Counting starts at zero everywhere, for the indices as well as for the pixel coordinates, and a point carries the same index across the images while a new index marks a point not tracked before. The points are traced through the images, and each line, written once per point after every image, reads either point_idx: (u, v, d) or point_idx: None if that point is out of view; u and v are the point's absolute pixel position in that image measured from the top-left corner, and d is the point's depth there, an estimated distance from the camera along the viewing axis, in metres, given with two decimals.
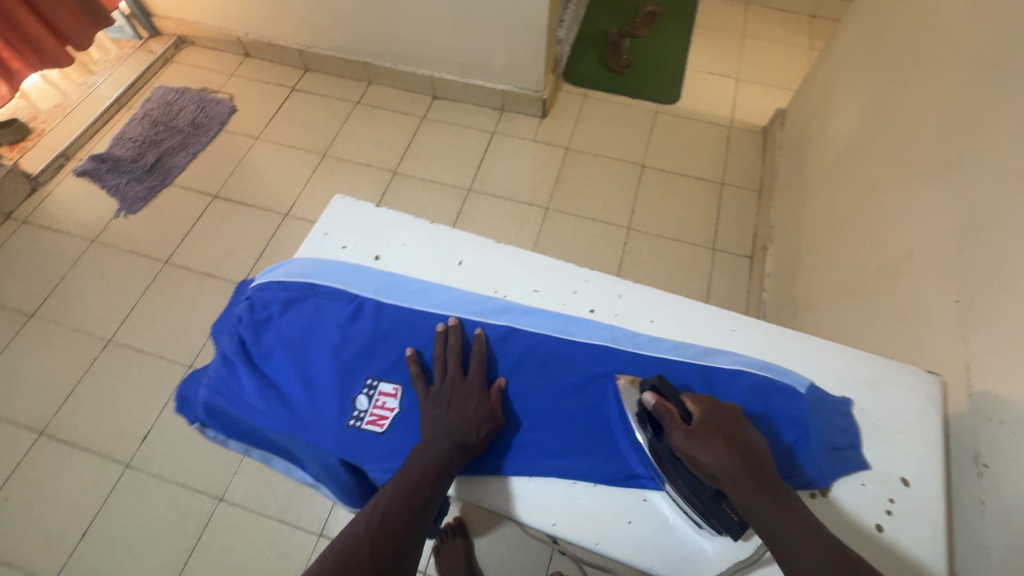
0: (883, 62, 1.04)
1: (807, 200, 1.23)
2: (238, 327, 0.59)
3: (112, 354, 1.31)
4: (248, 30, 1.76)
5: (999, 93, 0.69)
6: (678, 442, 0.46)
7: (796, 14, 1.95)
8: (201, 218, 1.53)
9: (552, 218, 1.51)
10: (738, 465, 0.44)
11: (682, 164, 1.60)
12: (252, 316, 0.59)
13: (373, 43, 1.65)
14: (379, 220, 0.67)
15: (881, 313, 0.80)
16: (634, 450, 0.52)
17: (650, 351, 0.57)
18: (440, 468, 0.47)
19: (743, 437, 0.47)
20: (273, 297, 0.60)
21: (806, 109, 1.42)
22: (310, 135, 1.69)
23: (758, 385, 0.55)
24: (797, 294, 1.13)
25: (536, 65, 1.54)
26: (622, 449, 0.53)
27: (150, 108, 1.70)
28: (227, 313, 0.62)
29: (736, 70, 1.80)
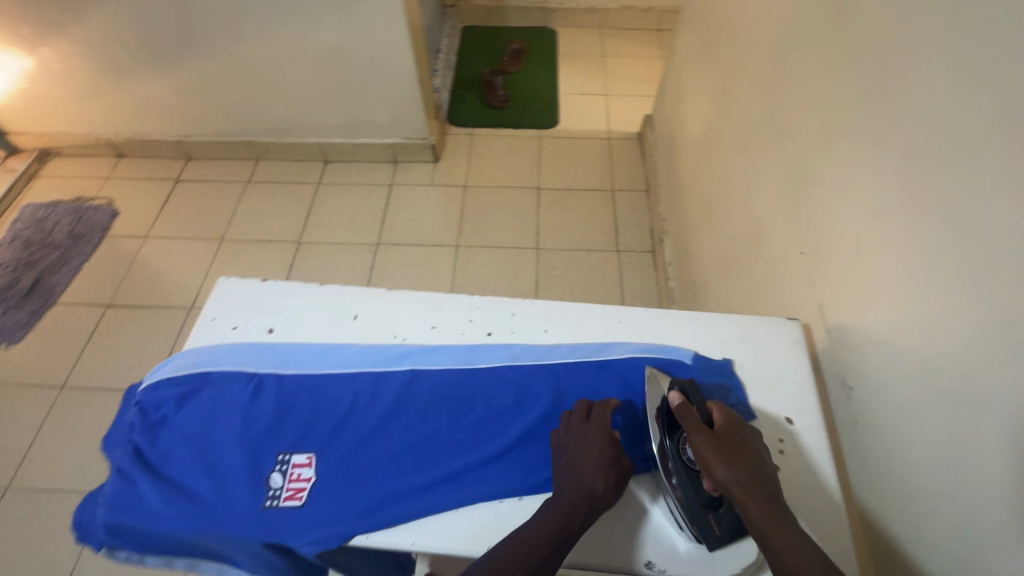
0: (712, 61, 1.18)
1: (684, 191, 1.34)
2: (132, 436, 0.56)
3: (13, 502, 1.18)
4: (117, 130, 1.71)
5: (792, 74, 0.81)
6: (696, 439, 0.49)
7: (644, 30, 2.16)
8: (96, 332, 1.43)
9: (464, 254, 1.54)
10: (749, 477, 0.47)
11: (574, 180, 1.70)
12: (145, 421, 0.57)
13: (253, 122, 1.65)
14: (267, 293, 0.67)
15: (756, 277, 0.88)
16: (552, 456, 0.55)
17: (548, 360, 0.61)
18: (557, 527, 0.47)
19: (754, 448, 0.50)
20: (165, 396, 0.58)
21: (666, 112, 1.57)
22: (204, 223, 1.64)
23: (649, 366, 0.60)
24: (695, 276, 1.23)
25: (418, 115, 1.60)
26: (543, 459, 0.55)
27: (19, 229, 1.59)
28: (117, 423, 0.59)
29: (603, 88, 1.96)
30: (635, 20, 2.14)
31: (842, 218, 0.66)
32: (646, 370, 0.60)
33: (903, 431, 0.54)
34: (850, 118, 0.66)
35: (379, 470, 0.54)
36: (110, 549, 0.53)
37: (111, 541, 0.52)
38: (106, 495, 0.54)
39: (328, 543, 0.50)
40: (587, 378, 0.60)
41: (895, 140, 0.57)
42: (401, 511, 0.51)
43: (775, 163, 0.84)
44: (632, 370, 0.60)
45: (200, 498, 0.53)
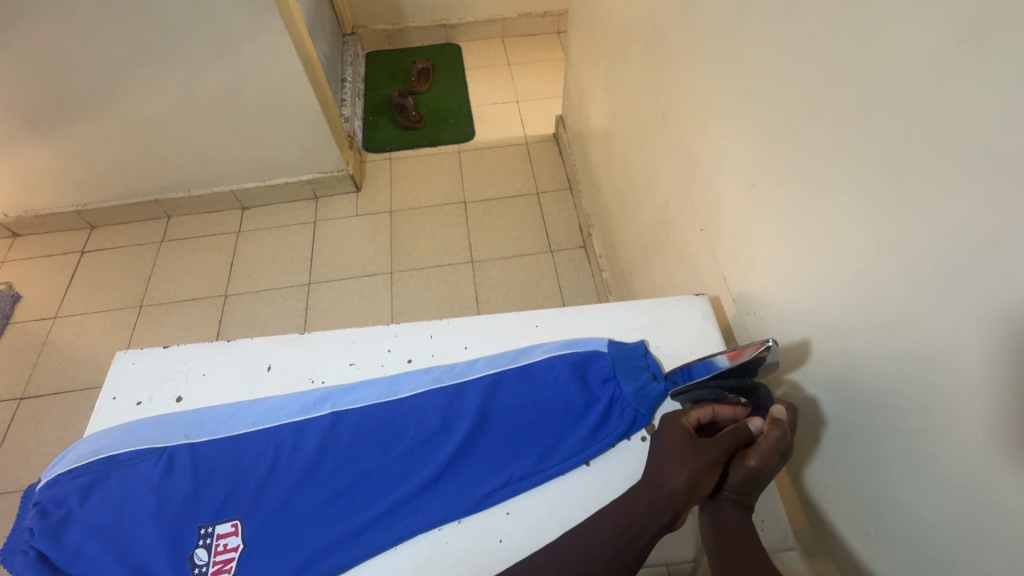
0: (602, 58, 1.22)
1: (600, 184, 1.38)
2: (32, 541, 0.52)
3: None
4: (5, 209, 1.59)
5: (664, 63, 0.85)
6: (746, 464, 0.49)
7: (544, 34, 2.22)
8: (11, 429, 1.31)
9: (399, 279, 1.52)
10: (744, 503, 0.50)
11: (499, 188, 1.72)
12: (46, 522, 0.52)
13: (155, 179, 1.57)
14: (171, 360, 0.64)
15: (670, 259, 0.92)
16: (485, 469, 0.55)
17: (470, 376, 0.61)
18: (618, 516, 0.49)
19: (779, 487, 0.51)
20: (66, 490, 0.54)
21: (574, 110, 1.61)
22: (119, 292, 1.54)
23: (569, 363, 0.61)
24: (622, 265, 1.26)
25: (329, 147, 1.57)
26: (476, 476, 0.55)
27: None
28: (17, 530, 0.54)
29: (513, 95, 1.99)
30: (535, 26, 2.20)
31: (727, 193, 0.70)
32: (567, 366, 0.61)
33: (810, 383, 0.58)
34: (717, 98, 0.70)
35: (311, 522, 0.53)
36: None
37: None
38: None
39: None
40: (510, 386, 0.60)
41: (754, 115, 0.61)
42: (336, 562, 0.50)
43: (666, 148, 0.88)
44: (554, 370, 0.61)
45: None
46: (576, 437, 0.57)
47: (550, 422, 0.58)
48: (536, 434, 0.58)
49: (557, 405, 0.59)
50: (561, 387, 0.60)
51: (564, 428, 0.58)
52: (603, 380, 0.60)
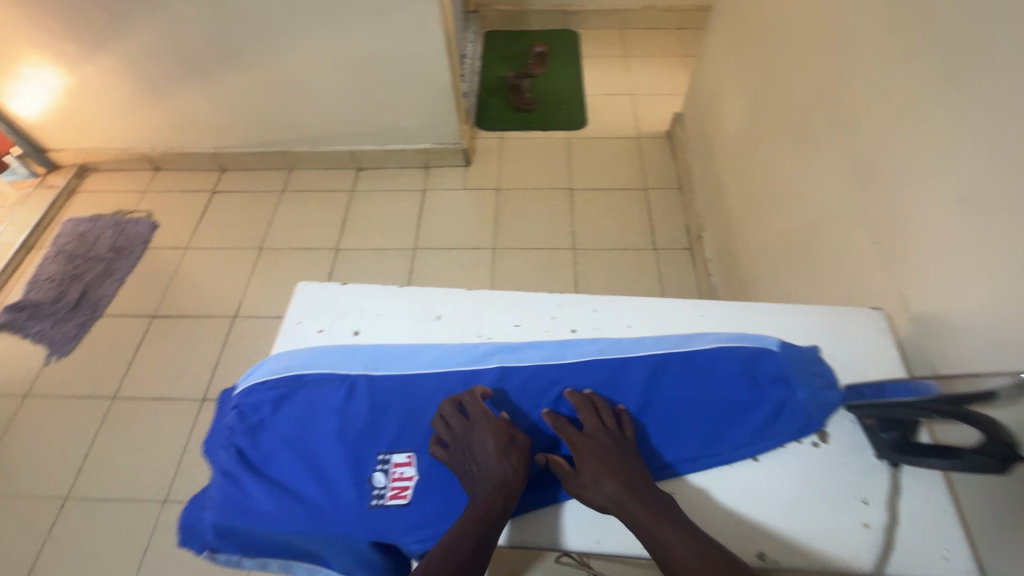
0: (750, 58, 1.18)
1: (724, 188, 1.34)
2: (232, 438, 0.57)
3: (73, 510, 1.20)
4: (154, 144, 1.74)
5: (849, 64, 0.81)
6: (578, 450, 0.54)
7: (666, 29, 2.17)
8: (143, 343, 1.45)
9: (501, 256, 1.55)
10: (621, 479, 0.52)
11: (607, 180, 1.71)
12: (244, 424, 0.58)
13: (286, 132, 1.67)
14: (349, 298, 0.68)
15: (818, 270, 0.88)
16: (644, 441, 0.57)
17: (635, 352, 0.61)
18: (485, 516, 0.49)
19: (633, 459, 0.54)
20: (262, 399, 0.59)
21: (699, 109, 1.57)
22: (242, 233, 1.66)
23: (738, 355, 0.60)
24: (741, 272, 1.22)
25: (450, 119, 1.61)
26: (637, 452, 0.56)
27: (63, 243, 1.63)
28: (216, 426, 0.60)
29: (629, 88, 1.97)
30: (657, 20, 2.15)
31: (921, 207, 0.65)
32: (735, 358, 0.60)
33: None
34: (926, 107, 0.65)
35: None
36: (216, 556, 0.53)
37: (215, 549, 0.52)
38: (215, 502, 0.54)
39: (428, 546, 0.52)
40: (675, 367, 0.60)
41: (982, 128, 0.57)
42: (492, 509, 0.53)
43: (834, 155, 0.84)
44: (721, 360, 0.60)
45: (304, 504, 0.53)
46: (746, 430, 0.56)
47: (718, 410, 0.58)
48: (699, 418, 0.57)
49: (724, 396, 0.58)
50: (727, 378, 0.59)
51: (730, 418, 0.57)
52: (774, 377, 0.59)
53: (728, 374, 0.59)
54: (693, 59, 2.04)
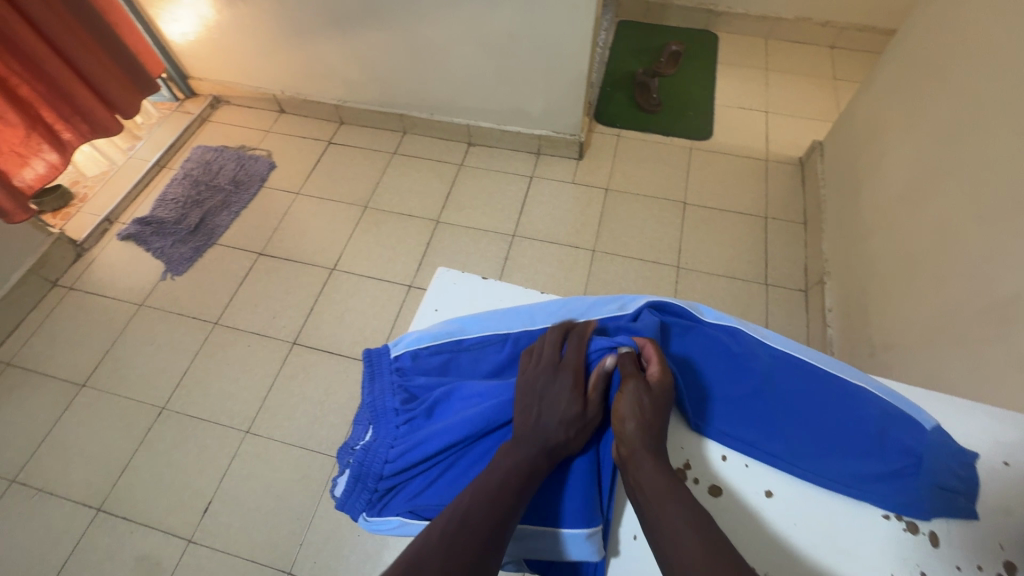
0: (939, 101, 1.05)
1: (866, 237, 1.22)
2: (406, 385, 0.66)
3: (167, 421, 1.30)
4: (284, 87, 1.80)
5: None
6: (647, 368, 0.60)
7: (815, 46, 1.99)
8: (247, 278, 1.52)
9: (600, 260, 1.50)
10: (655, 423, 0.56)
11: (724, 199, 1.60)
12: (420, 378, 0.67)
13: (409, 96, 1.68)
14: (485, 289, 0.74)
15: (990, 359, 0.78)
16: (787, 449, 0.57)
17: (779, 359, 0.61)
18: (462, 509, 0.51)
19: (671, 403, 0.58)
20: (428, 363, 0.68)
21: (848, 143, 1.43)
22: (351, 187, 1.70)
23: (872, 409, 0.57)
24: (871, 332, 1.11)
25: (574, 110, 1.56)
26: (758, 490, 0.56)
27: (190, 168, 1.74)
28: (377, 382, 0.67)
29: (764, 104, 1.83)
30: (809, 34, 1.98)
31: None
32: (870, 412, 0.57)
33: None
34: None
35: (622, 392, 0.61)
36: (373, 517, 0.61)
37: (387, 492, 0.60)
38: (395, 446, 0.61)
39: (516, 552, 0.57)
40: (808, 393, 0.59)
41: None
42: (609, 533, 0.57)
43: None
44: (852, 407, 0.57)
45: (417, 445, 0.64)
46: (856, 478, 0.55)
47: (827, 450, 0.57)
48: (825, 453, 0.57)
49: (841, 438, 0.57)
50: (850, 424, 0.57)
51: (836, 460, 0.56)
52: (903, 449, 0.55)
53: (863, 424, 0.56)
54: (842, 84, 1.87)
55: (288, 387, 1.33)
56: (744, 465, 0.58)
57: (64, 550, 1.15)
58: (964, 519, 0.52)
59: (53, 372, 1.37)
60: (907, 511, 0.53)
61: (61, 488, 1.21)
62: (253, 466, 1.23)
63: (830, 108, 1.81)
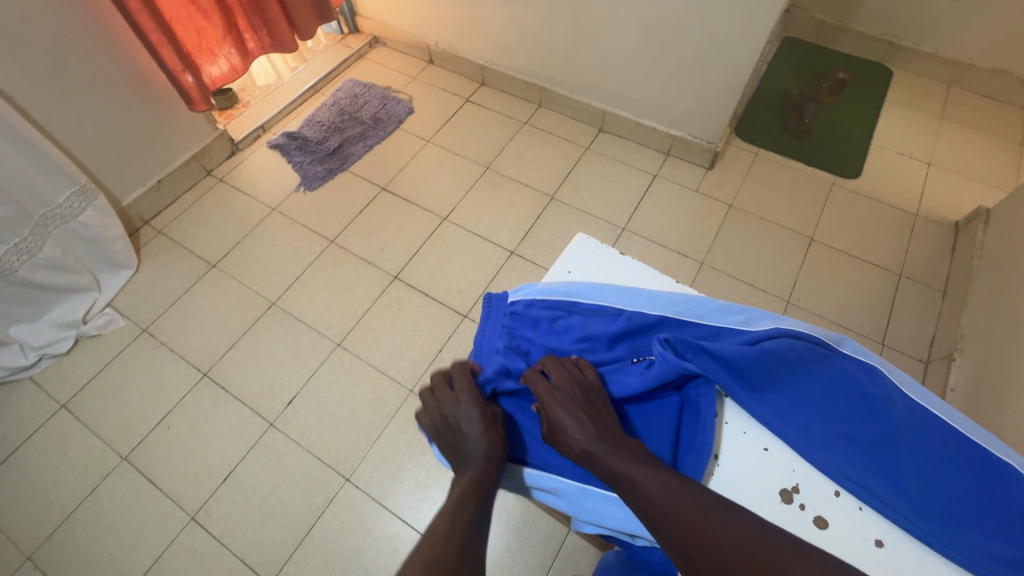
0: None
1: (1021, 323, 1.09)
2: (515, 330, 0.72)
3: (273, 315, 1.43)
4: (438, 40, 1.88)
5: None
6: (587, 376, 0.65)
7: (1007, 104, 1.78)
8: (367, 208, 1.63)
9: (706, 274, 1.45)
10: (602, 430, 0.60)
11: (857, 245, 1.49)
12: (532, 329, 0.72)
13: (555, 71, 1.70)
14: (614, 265, 0.76)
15: None
16: (908, 506, 0.55)
17: (917, 411, 0.58)
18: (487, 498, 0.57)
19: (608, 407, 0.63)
20: (540, 314, 0.72)
21: (1023, 217, 1.28)
22: (477, 146, 1.75)
23: (1017, 490, 0.52)
24: (1001, 424, 1.00)
25: (719, 118, 1.50)
26: (868, 537, 0.56)
27: (340, 97, 1.87)
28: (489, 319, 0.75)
29: (929, 155, 1.66)
30: (1003, 90, 1.76)
31: None
32: (1015, 493, 0.52)
33: None
34: None
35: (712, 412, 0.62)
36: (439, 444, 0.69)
37: None
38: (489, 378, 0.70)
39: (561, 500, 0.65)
40: (945, 455, 0.56)
41: None
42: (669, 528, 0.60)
43: None
44: (995, 484, 0.53)
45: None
46: (985, 557, 0.51)
47: (955, 519, 0.53)
48: (953, 523, 0.53)
49: (975, 512, 0.53)
50: (990, 500, 0.53)
51: (966, 533, 0.53)
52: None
53: (1006, 504, 0.52)
54: None
55: (382, 314, 1.42)
56: (858, 509, 0.57)
57: (171, 400, 1.31)
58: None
59: (193, 248, 1.55)
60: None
61: (180, 348, 1.38)
62: (337, 376, 1.33)
63: (1007, 176, 1.61)
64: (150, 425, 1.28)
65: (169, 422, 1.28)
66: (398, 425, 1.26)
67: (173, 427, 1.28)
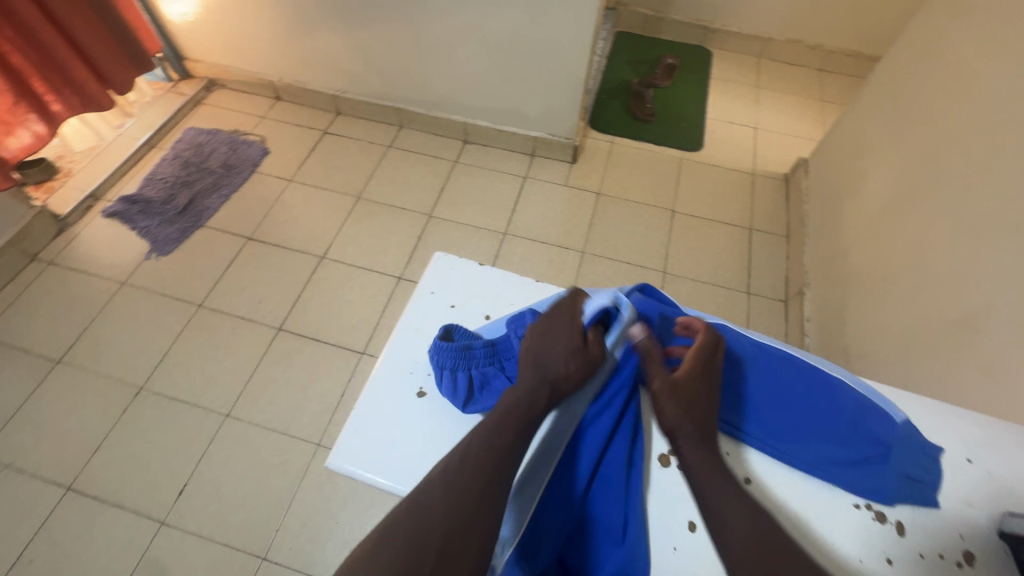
0: (920, 123, 1.10)
1: (846, 251, 1.27)
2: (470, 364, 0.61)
3: (144, 402, 1.27)
4: (281, 74, 1.79)
5: None
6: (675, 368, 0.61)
7: (804, 68, 2.06)
8: (235, 262, 1.51)
9: (589, 261, 1.52)
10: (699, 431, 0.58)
11: (712, 209, 1.64)
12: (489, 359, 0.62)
13: (408, 91, 1.69)
14: (483, 279, 0.71)
15: (957, 368, 0.82)
16: (763, 438, 0.60)
17: (760, 352, 0.64)
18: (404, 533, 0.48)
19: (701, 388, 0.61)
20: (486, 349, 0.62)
21: (831, 161, 1.49)
22: (345, 178, 1.70)
23: (847, 401, 0.60)
24: (847, 342, 1.16)
25: (571, 113, 1.58)
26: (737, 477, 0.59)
27: (181, 149, 1.72)
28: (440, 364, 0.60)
29: (753, 120, 1.89)
30: (798, 56, 2.05)
31: None
32: (844, 403, 0.60)
33: None
34: None
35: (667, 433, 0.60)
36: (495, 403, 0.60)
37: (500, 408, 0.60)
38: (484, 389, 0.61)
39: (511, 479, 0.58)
40: (788, 383, 0.62)
41: None
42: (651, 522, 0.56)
43: (1013, 252, 0.78)
44: (830, 399, 0.60)
45: (356, 412, 0.59)
46: (828, 464, 0.58)
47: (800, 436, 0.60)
48: (797, 443, 0.59)
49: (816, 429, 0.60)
50: (828, 413, 0.60)
51: (812, 446, 0.59)
52: (874, 439, 0.57)
53: (837, 414, 0.59)
54: (828, 106, 1.94)
55: (271, 372, 1.32)
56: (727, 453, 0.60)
57: (30, 528, 1.11)
58: (925, 505, 0.55)
59: (28, 347, 1.34)
60: (874, 500, 0.56)
61: (30, 465, 1.18)
62: (232, 450, 1.21)
63: (815, 128, 1.87)
64: (7, 566, 1.08)
65: (31, 555, 1.09)
66: (310, 484, 1.18)
67: (37, 559, 1.09)
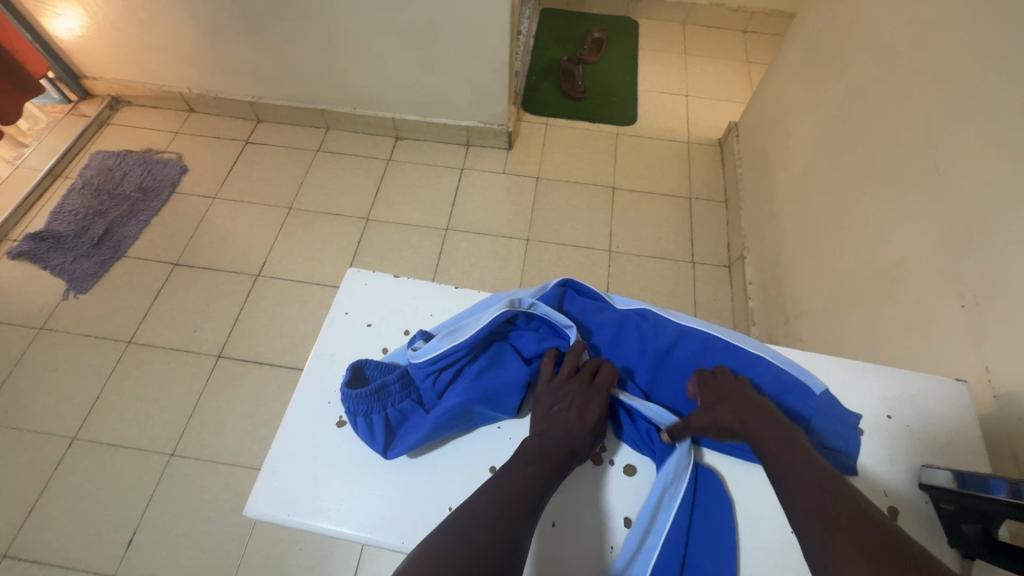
0: (835, 79, 1.12)
1: (778, 212, 1.29)
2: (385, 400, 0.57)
3: (79, 452, 1.20)
4: (191, 85, 1.68)
5: (960, 111, 0.76)
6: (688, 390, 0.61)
7: (729, 31, 2.08)
8: (162, 291, 1.42)
9: (534, 248, 1.51)
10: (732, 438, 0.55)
11: (651, 183, 1.65)
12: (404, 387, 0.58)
13: (329, 91, 1.62)
14: (400, 292, 0.68)
15: (884, 319, 0.85)
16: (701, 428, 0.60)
17: (690, 339, 0.64)
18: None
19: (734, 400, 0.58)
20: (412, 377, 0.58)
21: (759, 123, 1.51)
22: (274, 188, 1.62)
23: (770, 378, 0.60)
24: (786, 302, 1.18)
25: (500, 99, 1.54)
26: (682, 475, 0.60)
27: (89, 175, 1.59)
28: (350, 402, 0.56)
29: (684, 87, 1.89)
30: (722, 19, 2.06)
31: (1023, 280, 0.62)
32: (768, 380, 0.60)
33: None
34: None
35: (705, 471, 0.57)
36: (407, 435, 0.56)
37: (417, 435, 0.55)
38: (403, 426, 0.57)
39: (449, 463, 0.57)
40: (717, 367, 0.62)
41: None
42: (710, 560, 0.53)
43: (924, 200, 0.80)
44: (752, 377, 0.61)
45: (273, 450, 0.57)
46: None
47: None
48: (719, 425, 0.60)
49: None
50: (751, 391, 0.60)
51: None
52: (794, 415, 0.58)
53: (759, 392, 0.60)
54: (755, 67, 1.96)
55: (216, 401, 1.26)
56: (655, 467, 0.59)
57: None
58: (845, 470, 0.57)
59: None
60: None
61: None
62: (181, 489, 1.16)
63: (744, 90, 1.89)
64: None
65: None
66: None
67: None
